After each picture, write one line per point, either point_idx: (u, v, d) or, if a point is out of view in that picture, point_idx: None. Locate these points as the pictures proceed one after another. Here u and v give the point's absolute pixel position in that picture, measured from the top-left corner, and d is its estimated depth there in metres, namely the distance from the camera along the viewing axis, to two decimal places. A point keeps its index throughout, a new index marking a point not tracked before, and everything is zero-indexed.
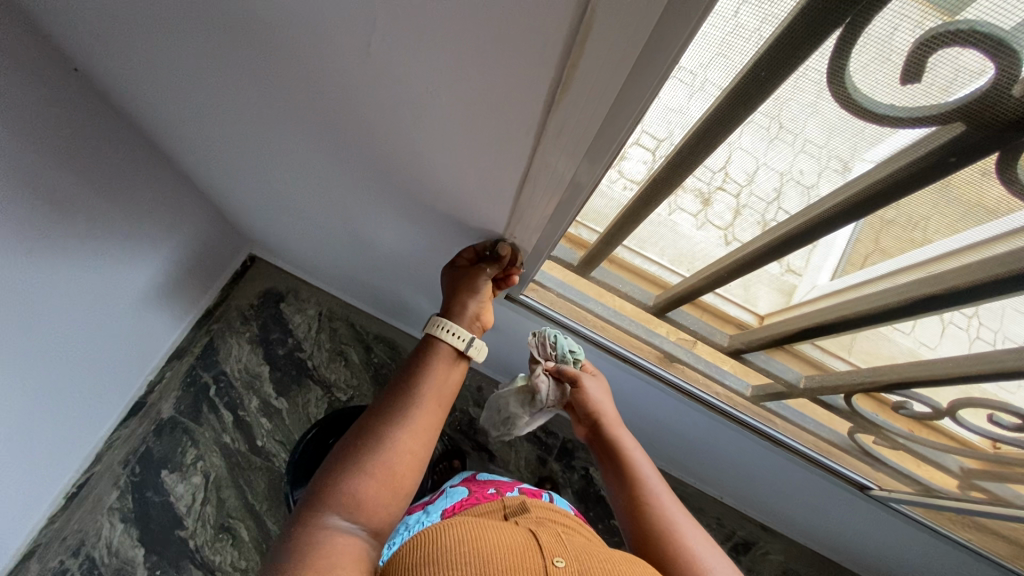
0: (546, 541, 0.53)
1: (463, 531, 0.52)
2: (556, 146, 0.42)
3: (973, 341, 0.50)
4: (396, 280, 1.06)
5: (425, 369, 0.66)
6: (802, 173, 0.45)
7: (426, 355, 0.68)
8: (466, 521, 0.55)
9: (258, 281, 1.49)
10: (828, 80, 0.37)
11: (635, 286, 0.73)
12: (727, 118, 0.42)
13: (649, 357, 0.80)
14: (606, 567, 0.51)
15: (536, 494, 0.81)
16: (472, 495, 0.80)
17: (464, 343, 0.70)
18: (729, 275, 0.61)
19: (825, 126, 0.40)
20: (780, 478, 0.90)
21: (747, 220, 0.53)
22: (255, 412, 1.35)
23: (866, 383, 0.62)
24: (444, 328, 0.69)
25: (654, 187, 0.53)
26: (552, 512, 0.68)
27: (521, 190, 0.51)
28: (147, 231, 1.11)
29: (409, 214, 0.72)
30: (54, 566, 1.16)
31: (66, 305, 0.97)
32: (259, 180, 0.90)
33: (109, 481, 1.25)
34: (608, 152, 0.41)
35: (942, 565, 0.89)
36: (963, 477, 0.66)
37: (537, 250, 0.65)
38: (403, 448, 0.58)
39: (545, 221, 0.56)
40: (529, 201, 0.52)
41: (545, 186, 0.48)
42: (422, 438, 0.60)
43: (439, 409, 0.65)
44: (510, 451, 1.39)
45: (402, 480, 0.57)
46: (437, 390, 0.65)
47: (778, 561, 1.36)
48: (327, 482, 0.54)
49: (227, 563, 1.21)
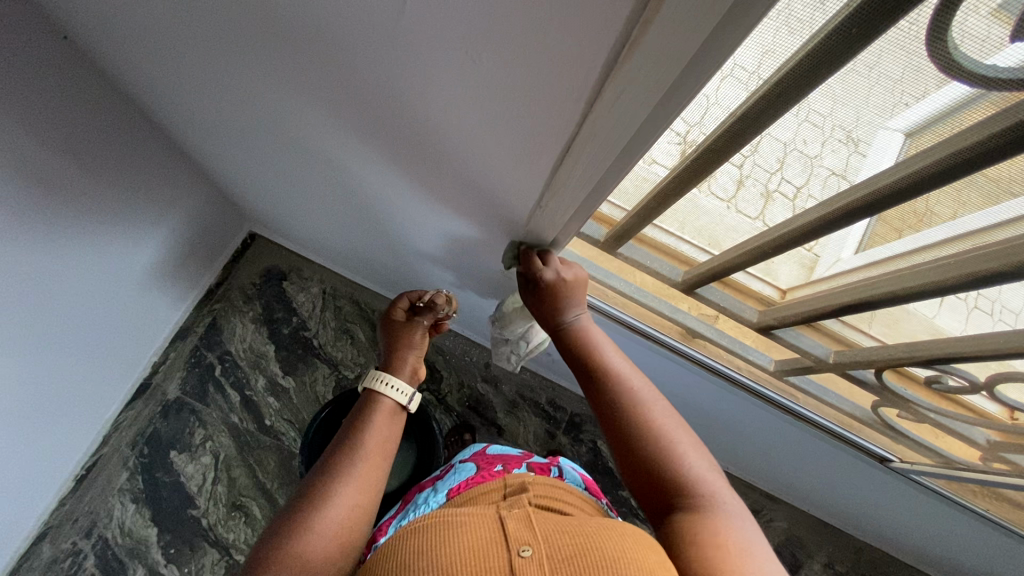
0: (514, 526, 0.47)
1: (420, 542, 0.46)
2: (607, 119, 0.38)
3: (971, 312, 0.51)
4: (406, 256, 1.04)
5: (365, 423, 0.68)
6: (805, 143, 0.46)
7: (366, 408, 0.71)
8: (423, 530, 0.48)
9: (259, 259, 1.45)
10: (924, 42, 0.34)
11: (663, 262, 0.72)
12: (801, 87, 0.38)
13: (670, 333, 0.79)
14: (581, 543, 0.45)
15: (544, 468, 0.79)
16: (480, 472, 0.75)
17: (405, 397, 0.74)
18: (772, 251, 0.57)
19: (853, 111, 0.41)
20: (795, 450, 0.91)
21: (751, 191, 0.54)
22: (262, 392, 1.34)
23: (904, 355, 0.59)
24: (383, 382, 0.73)
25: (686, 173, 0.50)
26: (556, 489, 0.64)
27: (558, 165, 0.48)
28: (146, 211, 1.07)
29: (424, 192, 0.69)
30: (68, 548, 1.17)
31: (64, 289, 0.94)
32: (263, 155, 0.86)
33: (117, 463, 1.24)
34: (664, 124, 0.37)
35: (949, 531, 0.91)
36: (987, 448, 0.66)
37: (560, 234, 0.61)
38: (352, 496, 0.58)
39: (577, 203, 0.52)
40: (564, 179, 0.49)
41: (586, 165, 0.45)
42: (365, 488, 0.60)
43: (386, 455, 0.66)
44: (520, 426, 1.40)
45: (352, 527, 0.57)
46: (380, 442, 0.66)
47: (782, 528, 1.40)
48: (269, 548, 0.53)
49: (241, 540, 1.22)
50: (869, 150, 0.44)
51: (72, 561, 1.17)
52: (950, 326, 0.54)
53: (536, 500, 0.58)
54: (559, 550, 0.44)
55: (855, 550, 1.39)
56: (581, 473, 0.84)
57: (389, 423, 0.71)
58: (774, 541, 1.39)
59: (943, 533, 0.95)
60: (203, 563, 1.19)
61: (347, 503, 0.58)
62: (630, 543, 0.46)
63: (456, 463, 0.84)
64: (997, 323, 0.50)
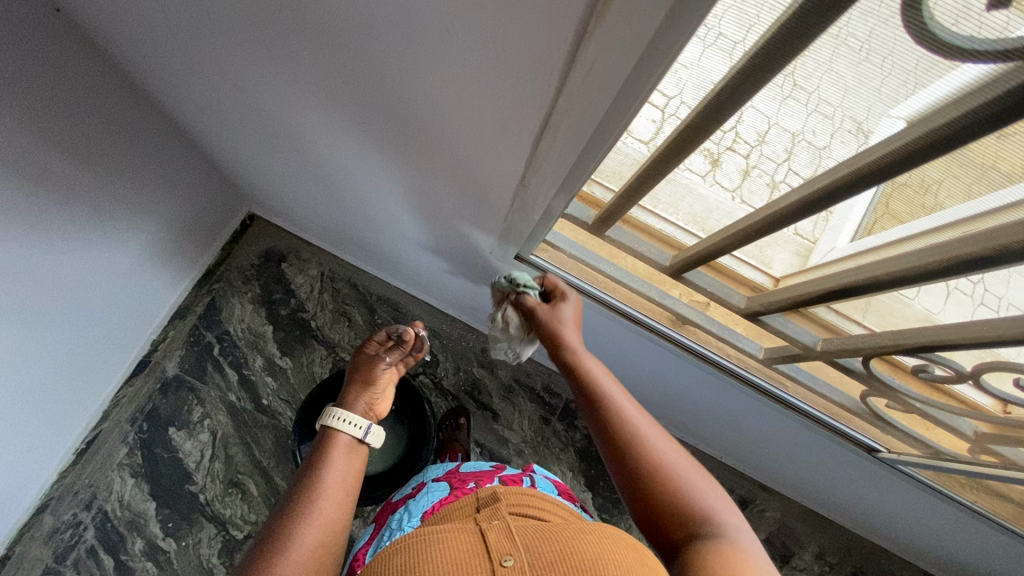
0: (494, 539, 0.48)
1: (403, 560, 0.46)
2: (585, 87, 0.37)
3: (976, 307, 0.49)
4: (401, 239, 1.04)
5: (323, 459, 0.65)
6: (814, 134, 0.44)
7: (323, 448, 0.68)
8: (402, 550, 0.48)
9: (258, 240, 1.45)
10: (900, 17, 0.32)
11: (652, 247, 0.71)
12: (778, 53, 0.37)
13: (660, 320, 0.78)
14: (562, 552, 0.46)
15: (516, 480, 0.80)
16: (453, 493, 0.77)
17: (362, 430, 0.70)
18: (757, 233, 0.57)
19: (843, 91, 0.39)
20: (786, 439, 0.91)
21: (757, 182, 0.52)
22: (260, 371, 1.35)
23: (890, 343, 0.59)
24: (339, 418, 0.70)
25: (679, 141, 0.49)
26: (531, 496, 0.62)
27: (539, 140, 0.47)
28: (144, 189, 1.08)
29: (413, 171, 0.68)
30: (68, 519, 1.20)
31: (61, 266, 0.95)
32: (257, 133, 0.86)
33: (117, 438, 1.26)
34: (642, 92, 0.36)
35: (941, 523, 0.91)
36: (975, 440, 0.66)
37: (547, 215, 0.61)
38: (308, 544, 0.55)
39: (559, 179, 0.51)
40: (546, 153, 0.48)
41: (566, 138, 0.44)
42: (328, 524, 0.58)
43: (348, 497, 0.63)
44: (514, 412, 1.41)
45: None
46: (339, 477, 0.64)
47: (775, 518, 1.41)
48: None
49: (237, 517, 1.24)
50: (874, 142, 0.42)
51: (72, 532, 1.19)
52: (951, 318, 0.52)
53: (521, 509, 0.58)
54: (540, 557, 0.45)
55: (847, 541, 1.40)
56: (553, 481, 0.85)
57: (349, 462, 0.67)
58: (766, 531, 1.40)
59: (932, 525, 0.95)
60: (200, 537, 1.22)
61: (302, 551, 0.54)
62: (613, 554, 0.47)
63: (430, 480, 0.86)
64: (999, 315, 0.48)
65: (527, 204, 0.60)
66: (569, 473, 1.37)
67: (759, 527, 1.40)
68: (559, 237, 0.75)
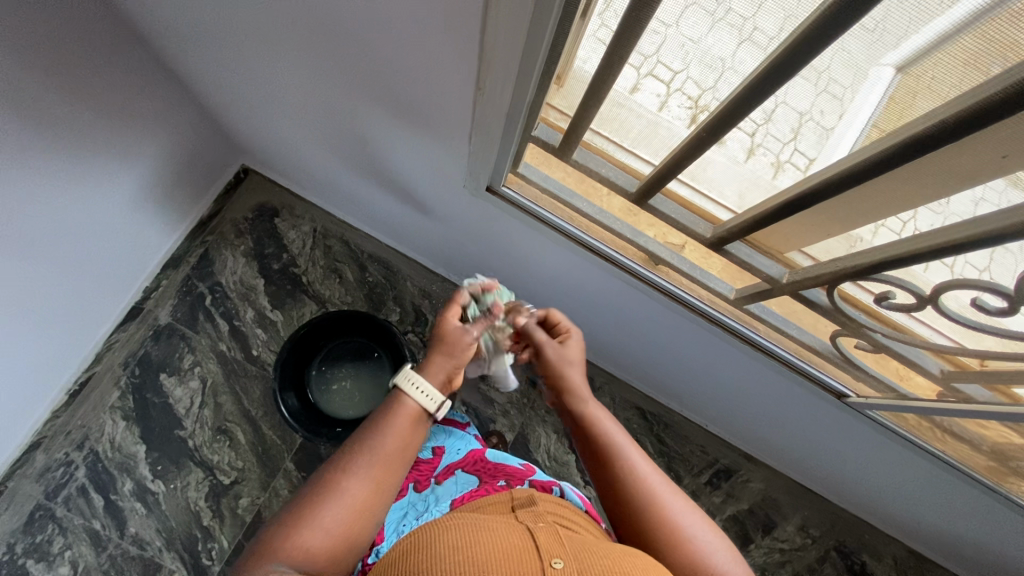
0: (544, 541, 0.54)
1: (459, 537, 0.53)
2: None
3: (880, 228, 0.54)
4: (387, 186, 1.04)
5: (388, 413, 0.65)
6: (740, 62, 0.47)
7: (388, 405, 0.65)
8: (457, 530, 0.55)
9: (253, 194, 1.46)
10: None
11: (615, 171, 0.70)
12: None
13: (633, 258, 0.78)
14: (605, 565, 0.50)
15: (546, 488, 0.80)
16: (482, 487, 0.81)
17: (433, 402, 0.66)
18: (709, 134, 0.54)
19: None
20: (762, 394, 0.91)
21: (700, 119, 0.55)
22: (251, 323, 1.37)
23: (850, 266, 0.59)
24: (413, 383, 0.66)
25: (624, 35, 0.49)
26: (563, 509, 0.69)
27: (484, 31, 0.48)
28: (137, 134, 1.08)
29: (387, 92, 0.69)
30: (61, 457, 1.23)
31: (46, 206, 0.96)
32: (244, 65, 0.86)
33: (110, 381, 1.29)
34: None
35: (917, 483, 0.91)
36: (941, 381, 0.65)
37: (505, 126, 0.61)
38: (341, 518, 0.57)
39: (514, 75, 0.52)
40: (494, 44, 0.49)
41: (508, 21, 0.45)
42: (372, 486, 0.60)
43: (393, 472, 0.62)
44: (501, 373, 1.42)
45: (337, 548, 0.57)
46: (397, 440, 0.63)
47: (759, 489, 1.41)
48: (279, 531, 0.56)
49: (224, 462, 1.27)
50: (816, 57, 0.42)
51: (64, 470, 1.23)
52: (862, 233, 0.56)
53: (560, 520, 0.64)
54: (587, 566, 0.50)
55: (831, 515, 1.40)
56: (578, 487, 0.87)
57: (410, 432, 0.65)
58: (749, 501, 1.40)
59: (907, 487, 0.95)
60: (188, 481, 1.25)
61: (335, 521, 0.57)
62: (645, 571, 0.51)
63: (456, 460, 0.88)
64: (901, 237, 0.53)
65: (493, 108, 0.59)
66: (553, 435, 1.39)
67: (742, 496, 1.40)
68: (532, 169, 0.75)
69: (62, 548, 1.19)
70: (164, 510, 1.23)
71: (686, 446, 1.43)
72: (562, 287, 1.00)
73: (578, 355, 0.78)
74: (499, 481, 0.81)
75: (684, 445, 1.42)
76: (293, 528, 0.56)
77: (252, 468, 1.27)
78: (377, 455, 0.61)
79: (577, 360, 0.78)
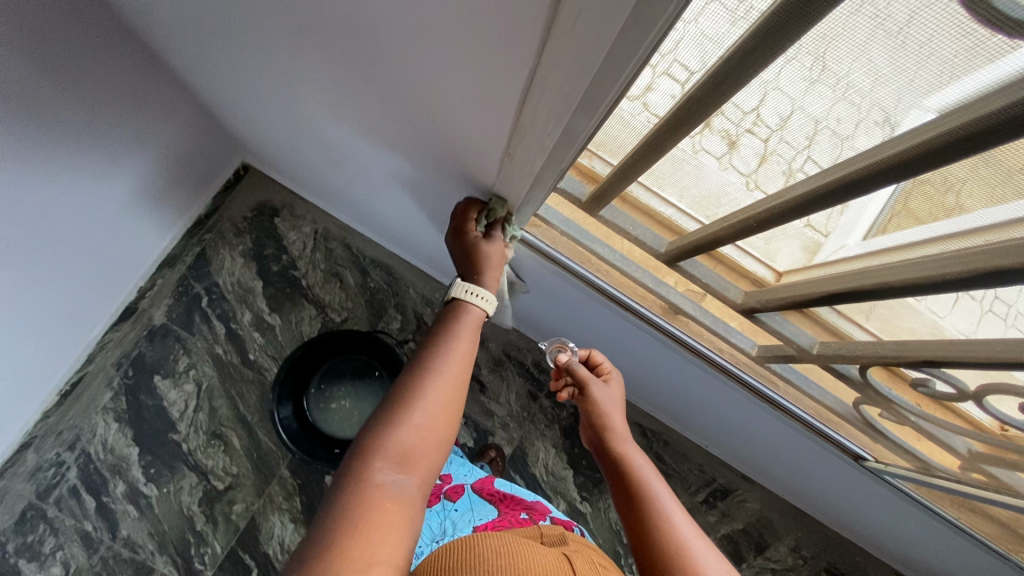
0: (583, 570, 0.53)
1: (502, 544, 0.52)
2: (568, 57, 0.38)
3: (984, 316, 0.47)
4: (394, 202, 1.00)
5: (452, 331, 0.69)
6: (838, 121, 0.42)
7: (452, 319, 0.71)
8: (501, 540, 0.53)
9: (251, 192, 1.42)
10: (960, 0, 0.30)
11: (647, 230, 0.70)
12: (778, 39, 0.37)
13: (653, 308, 0.78)
14: None
15: (569, 526, 0.79)
16: (504, 516, 0.80)
17: (488, 302, 0.74)
18: (765, 225, 0.55)
19: (872, 72, 0.37)
20: (769, 436, 0.90)
21: (772, 168, 0.51)
22: (248, 326, 1.33)
23: (891, 355, 0.56)
24: (469, 292, 0.73)
25: (678, 118, 0.47)
26: (591, 551, 0.64)
27: (524, 100, 0.47)
28: (133, 133, 1.03)
29: (405, 124, 0.65)
30: (52, 458, 1.21)
31: (35, 214, 0.91)
32: (249, 74, 0.81)
33: (103, 382, 1.26)
34: (631, 60, 0.36)
35: (920, 532, 0.90)
36: (967, 459, 0.64)
37: (534, 186, 0.62)
38: (429, 415, 0.60)
39: (553, 139, 0.49)
40: (531, 116, 0.48)
41: (551, 98, 0.44)
42: (449, 391, 0.62)
43: (464, 375, 0.66)
44: (502, 386, 1.40)
45: (429, 448, 0.59)
46: (462, 351, 0.67)
47: (754, 509, 1.40)
48: (369, 434, 0.58)
49: (219, 468, 1.25)
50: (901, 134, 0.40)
51: (55, 471, 1.21)
52: (956, 327, 0.50)
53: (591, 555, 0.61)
54: None
55: (824, 537, 1.39)
56: None
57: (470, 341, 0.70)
58: (743, 521, 1.40)
59: (911, 533, 0.93)
60: (181, 485, 1.23)
61: (425, 418, 0.59)
62: None
63: (470, 487, 0.87)
64: (1010, 328, 0.46)
65: (523, 168, 0.58)
66: (552, 449, 1.37)
67: (737, 516, 1.40)
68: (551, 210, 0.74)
69: (54, 549, 1.18)
70: (157, 513, 1.21)
71: (684, 465, 1.42)
72: (569, 316, 0.97)
73: (619, 402, 0.79)
74: (519, 514, 0.81)
75: (682, 463, 1.41)
76: (389, 428, 0.58)
77: (247, 474, 1.25)
78: (449, 360, 0.65)
79: (618, 406, 0.78)
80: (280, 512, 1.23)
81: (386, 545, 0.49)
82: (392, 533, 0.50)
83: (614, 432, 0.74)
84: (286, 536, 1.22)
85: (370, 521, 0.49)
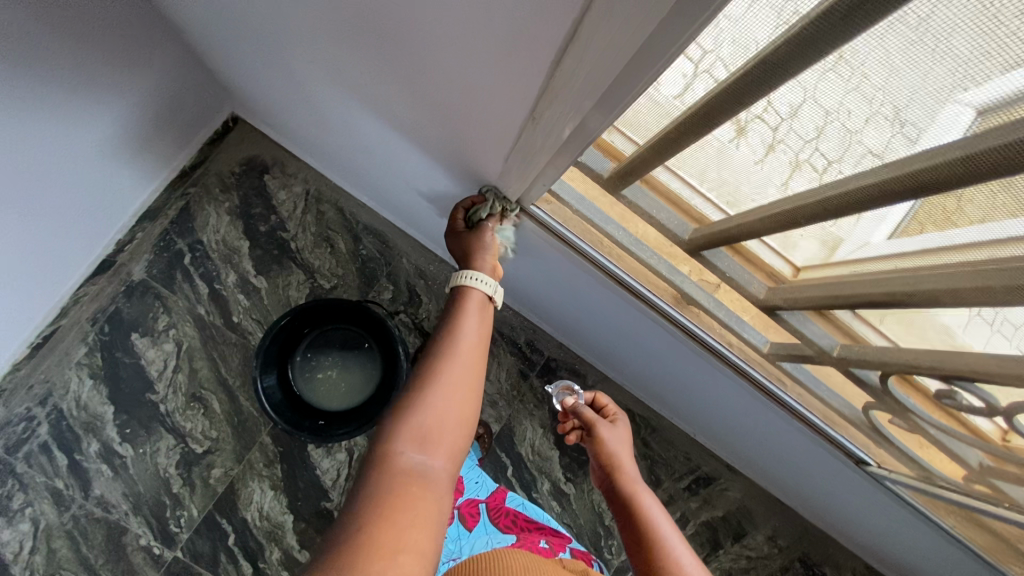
0: None
1: (526, 560, 0.62)
2: (625, 13, 0.34)
3: (972, 321, 0.48)
4: (393, 166, 0.94)
5: (461, 312, 0.70)
6: (848, 116, 0.41)
7: (456, 301, 0.72)
8: (526, 558, 0.63)
9: (240, 146, 1.34)
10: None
11: (671, 215, 0.66)
12: (848, 19, 0.34)
13: (664, 296, 0.75)
14: None
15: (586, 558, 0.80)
16: (522, 543, 0.79)
17: (490, 287, 0.74)
18: (807, 220, 0.50)
19: (888, 65, 0.36)
20: (765, 430, 0.88)
21: (779, 159, 0.49)
22: (232, 287, 1.28)
23: (923, 364, 0.54)
24: (471, 278, 0.74)
25: (715, 105, 0.45)
26: None
27: (562, 58, 0.42)
28: (118, 74, 0.96)
29: (413, 86, 0.61)
30: (22, 412, 1.17)
31: (6, 158, 0.85)
32: (243, 18, 0.75)
33: (78, 336, 1.21)
34: (682, 35, 0.33)
35: (905, 533, 0.89)
36: (976, 471, 0.64)
37: (552, 159, 0.57)
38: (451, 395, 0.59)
39: (586, 105, 0.44)
40: (568, 74, 0.43)
41: (592, 60, 0.39)
42: (471, 374, 0.63)
43: (482, 357, 0.66)
44: (493, 363, 1.37)
45: (455, 425, 0.58)
46: (478, 335, 0.68)
47: (736, 498, 1.40)
48: (398, 416, 0.56)
49: (197, 431, 1.21)
50: (939, 124, 0.38)
51: (26, 425, 1.17)
52: (953, 321, 0.50)
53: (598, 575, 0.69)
54: None
55: (802, 529, 1.39)
56: None
57: (483, 331, 0.70)
58: (724, 509, 1.39)
59: (895, 533, 0.93)
60: (158, 447, 1.19)
61: (445, 399, 0.59)
62: None
63: (483, 504, 0.87)
64: (994, 330, 0.47)
65: (546, 139, 0.53)
66: (540, 429, 1.36)
67: (718, 505, 1.39)
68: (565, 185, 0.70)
69: (23, 504, 1.14)
70: (132, 474, 1.18)
71: (670, 451, 1.41)
72: (572, 297, 0.93)
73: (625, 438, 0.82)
74: (540, 542, 0.80)
75: (668, 450, 1.40)
76: (417, 410, 0.57)
77: (226, 439, 1.21)
78: (465, 339, 0.66)
79: (625, 442, 0.81)
80: (260, 479, 1.20)
81: (420, 532, 0.47)
82: (422, 514, 0.49)
83: (625, 470, 0.75)
84: (264, 503, 1.20)
85: (403, 505, 0.48)
